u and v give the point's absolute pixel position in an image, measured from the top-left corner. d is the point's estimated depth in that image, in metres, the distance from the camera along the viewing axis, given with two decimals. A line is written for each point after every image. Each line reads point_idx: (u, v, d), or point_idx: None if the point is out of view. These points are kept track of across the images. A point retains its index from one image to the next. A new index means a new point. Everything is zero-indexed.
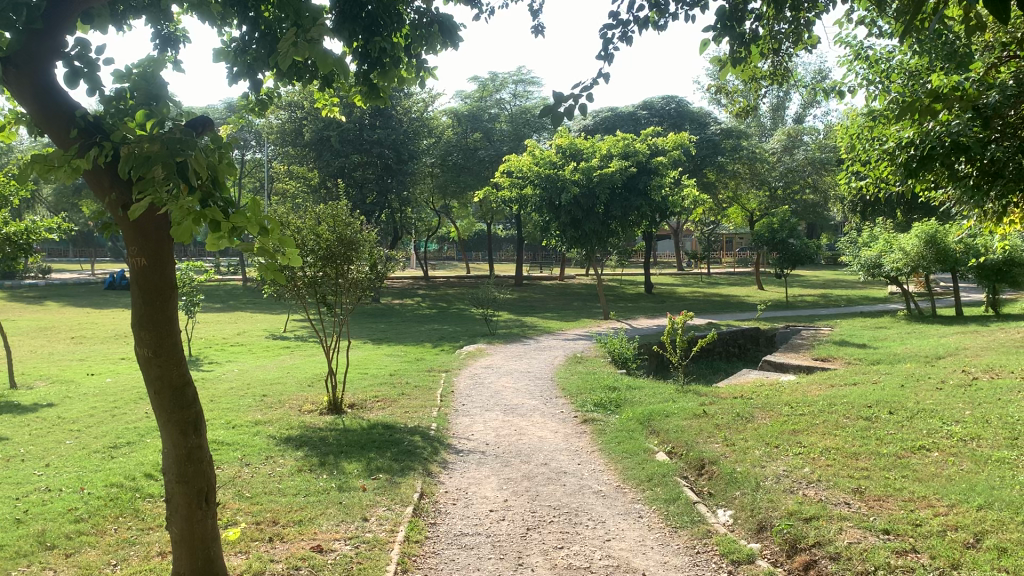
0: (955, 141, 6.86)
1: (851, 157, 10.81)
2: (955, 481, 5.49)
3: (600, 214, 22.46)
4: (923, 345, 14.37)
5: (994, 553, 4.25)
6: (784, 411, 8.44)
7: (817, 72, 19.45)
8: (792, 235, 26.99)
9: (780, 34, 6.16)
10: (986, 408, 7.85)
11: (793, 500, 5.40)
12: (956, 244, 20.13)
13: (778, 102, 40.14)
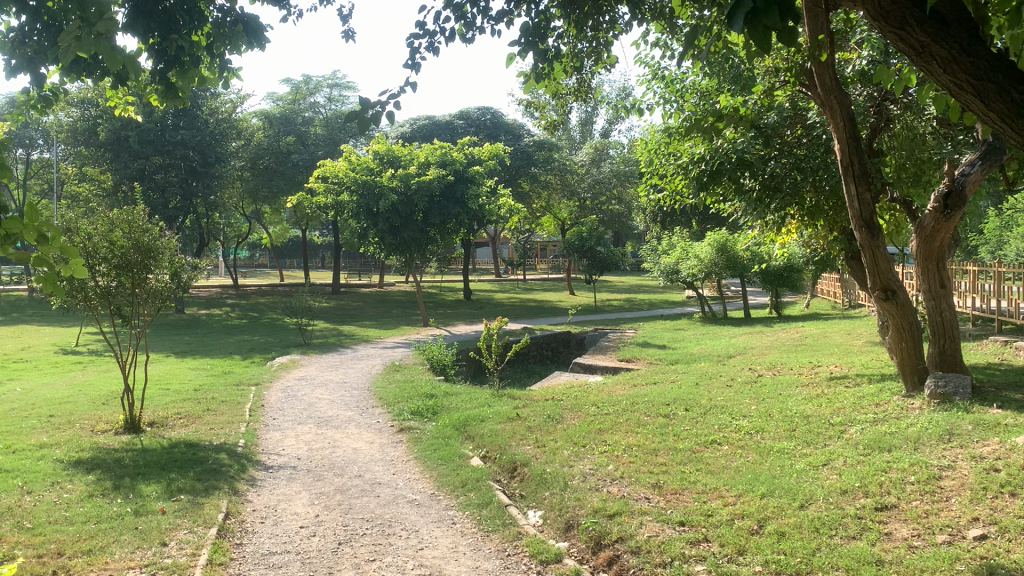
0: (741, 158, 8.98)
1: (649, 171, 11.53)
2: (741, 472, 5.93)
3: (418, 221, 22.49)
4: (716, 345, 15.43)
5: (774, 537, 4.62)
6: (591, 411, 8.79)
7: (621, 89, 20.50)
8: (600, 244, 28.20)
9: (582, 52, 6.42)
10: (769, 402, 8.53)
11: (597, 497, 5.63)
12: (744, 252, 21.82)
13: (586, 116, 41.89)
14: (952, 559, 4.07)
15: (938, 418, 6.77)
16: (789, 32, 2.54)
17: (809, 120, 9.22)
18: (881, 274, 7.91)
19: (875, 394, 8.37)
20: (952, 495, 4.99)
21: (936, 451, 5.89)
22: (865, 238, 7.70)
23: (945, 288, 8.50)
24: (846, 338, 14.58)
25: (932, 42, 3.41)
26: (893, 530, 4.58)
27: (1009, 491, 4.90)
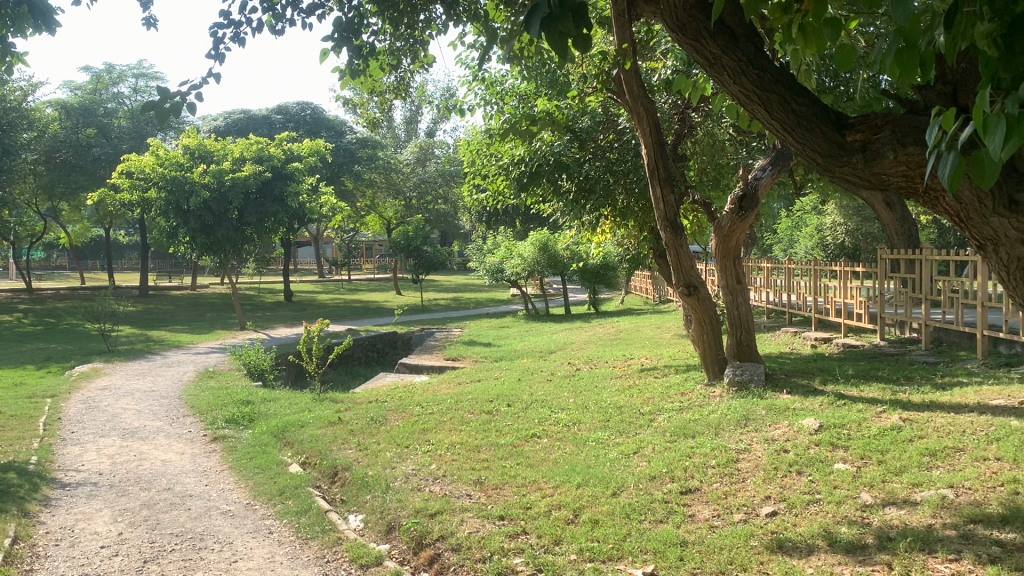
0: (558, 160, 9.30)
1: (470, 170, 11.67)
2: (558, 464, 6.11)
3: (234, 219, 21.57)
4: (538, 342, 15.83)
5: (588, 526, 4.79)
6: (414, 412, 8.77)
7: (446, 90, 20.60)
8: (425, 243, 28.19)
9: (399, 50, 6.40)
10: (585, 395, 8.85)
11: (419, 498, 5.62)
12: (564, 250, 22.50)
13: (410, 115, 41.80)
14: (748, 536, 4.38)
15: (736, 404, 7.27)
16: (581, 38, 2.64)
17: (620, 125, 9.65)
18: (683, 271, 8.41)
19: (680, 384, 8.89)
20: (747, 476, 5.37)
21: (734, 435, 6.32)
22: (669, 237, 8.16)
23: (741, 283, 9.17)
24: (658, 332, 15.38)
25: (722, 55, 3.72)
26: (696, 512, 4.87)
27: (796, 469, 5.35)
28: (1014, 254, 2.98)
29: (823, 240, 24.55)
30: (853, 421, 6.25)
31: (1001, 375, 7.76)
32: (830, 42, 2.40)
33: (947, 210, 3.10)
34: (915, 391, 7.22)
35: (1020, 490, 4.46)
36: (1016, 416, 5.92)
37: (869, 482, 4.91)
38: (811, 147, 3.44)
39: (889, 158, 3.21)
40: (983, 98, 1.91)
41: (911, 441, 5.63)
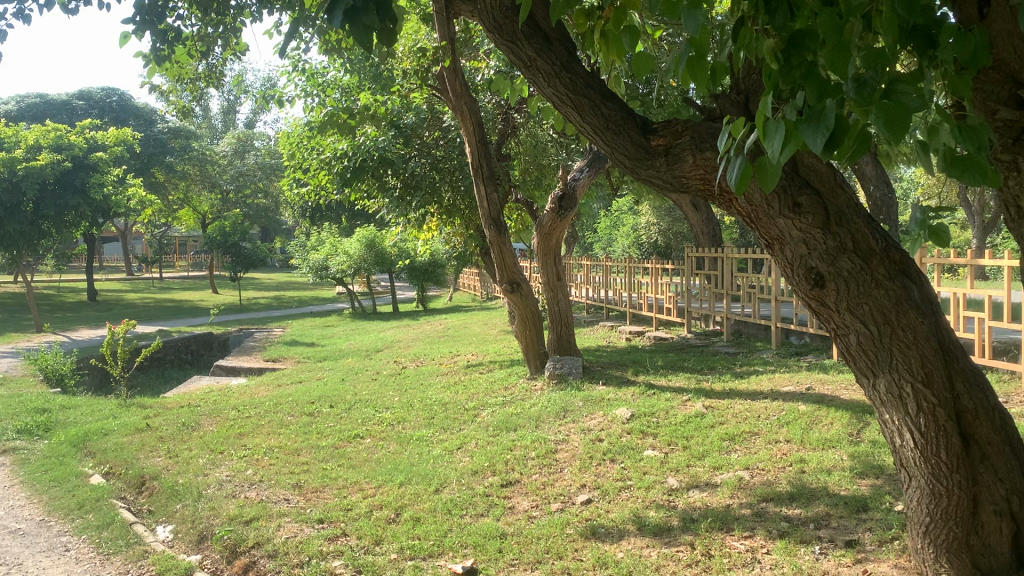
0: (383, 155, 9.23)
1: (291, 164, 11.33)
2: (381, 463, 6.06)
3: (28, 212, 19.82)
4: (363, 340, 15.61)
5: (409, 523, 4.78)
6: (230, 415, 8.41)
7: (265, 81, 19.89)
8: (244, 239, 27.08)
9: (210, 36, 6.11)
10: (410, 393, 8.82)
11: (234, 504, 5.40)
12: (390, 247, 22.32)
13: (228, 105, 40.03)
14: (563, 524, 4.51)
15: (555, 397, 7.50)
16: (387, 31, 2.63)
17: (444, 123, 9.70)
18: (507, 269, 8.56)
19: (504, 379, 9.04)
20: (564, 466, 5.54)
21: (553, 427, 6.50)
22: (493, 235, 8.27)
23: (560, 280, 9.46)
24: (483, 328, 15.59)
25: (536, 58, 3.80)
26: (516, 504, 4.98)
27: (610, 457, 5.58)
28: (797, 252, 3.25)
29: (638, 239, 25.82)
30: (662, 409, 6.60)
31: (792, 363, 8.44)
32: (630, 50, 2.49)
33: (740, 211, 3.33)
34: (718, 380, 7.72)
35: (805, 469, 4.87)
36: (803, 401, 6.46)
37: (676, 467, 5.20)
38: (618, 150, 3.59)
39: (689, 162, 3.42)
40: (764, 106, 2.02)
41: (713, 426, 6.02)
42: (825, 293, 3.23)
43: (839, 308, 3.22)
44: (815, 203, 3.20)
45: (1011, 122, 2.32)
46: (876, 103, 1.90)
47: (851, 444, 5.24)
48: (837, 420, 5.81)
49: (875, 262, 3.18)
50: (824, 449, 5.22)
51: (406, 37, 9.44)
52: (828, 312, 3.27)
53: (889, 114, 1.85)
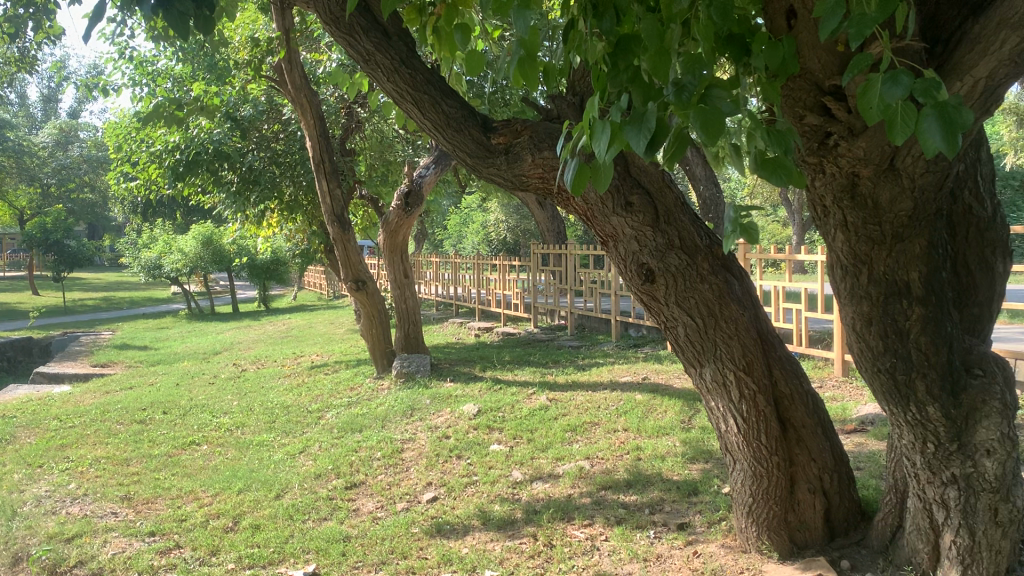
0: (219, 148, 8.90)
1: (117, 157, 10.69)
2: (218, 471, 5.82)
3: None
4: (201, 343, 14.92)
5: (248, 531, 4.60)
6: (51, 426, 7.83)
7: (89, 69, 18.64)
8: (68, 237, 25.27)
9: (20, 17, 5.65)
10: (250, 397, 8.52)
11: (53, 522, 5.01)
12: (229, 245, 21.46)
13: (49, 92, 37.27)
14: (408, 523, 4.48)
15: (401, 395, 7.45)
16: (207, 19, 2.54)
17: (284, 116, 9.47)
18: (351, 266, 8.41)
19: (349, 379, 8.87)
20: (410, 465, 5.51)
21: (399, 426, 6.46)
22: (337, 232, 8.12)
23: (408, 277, 9.44)
24: (329, 328, 15.27)
25: (376, 51, 3.70)
26: (360, 505, 4.90)
27: (456, 454, 5.59)
28: (630, 249, 3.36)
29: (487, 235, 26.07)
30: (507, 403, 6.69)
31: (630, 355, 8.77)
32: (461, 46, 2.47)
33: (575, 209, 3.40)
34: (561, 373, 7.92)
35: (641, 457, 5.07)
36: (640, 391, 6.73)
37: (520, 460, 5.28)
38: (459, 147, 3.59)
39: (528, 161, 3.49)
40: (592, 105, 2.06)
41: (556, 418, 6.16)
42: (655, 288, 3.36)
43: (668, 303, 3.36)
44: (645, 202, 3.33)
45: (816, 128, 2.47)
46: (695, 106, 1.98)
47: (683, 431, 5.50)
48: (670, 408, 6.09)
49: (700, 259, 3.36)
50: (658, 436, 5.46)
51: (242, 26, 9.29)
52: (659, 307, 3.41)
53: (706, 116, 1.93)
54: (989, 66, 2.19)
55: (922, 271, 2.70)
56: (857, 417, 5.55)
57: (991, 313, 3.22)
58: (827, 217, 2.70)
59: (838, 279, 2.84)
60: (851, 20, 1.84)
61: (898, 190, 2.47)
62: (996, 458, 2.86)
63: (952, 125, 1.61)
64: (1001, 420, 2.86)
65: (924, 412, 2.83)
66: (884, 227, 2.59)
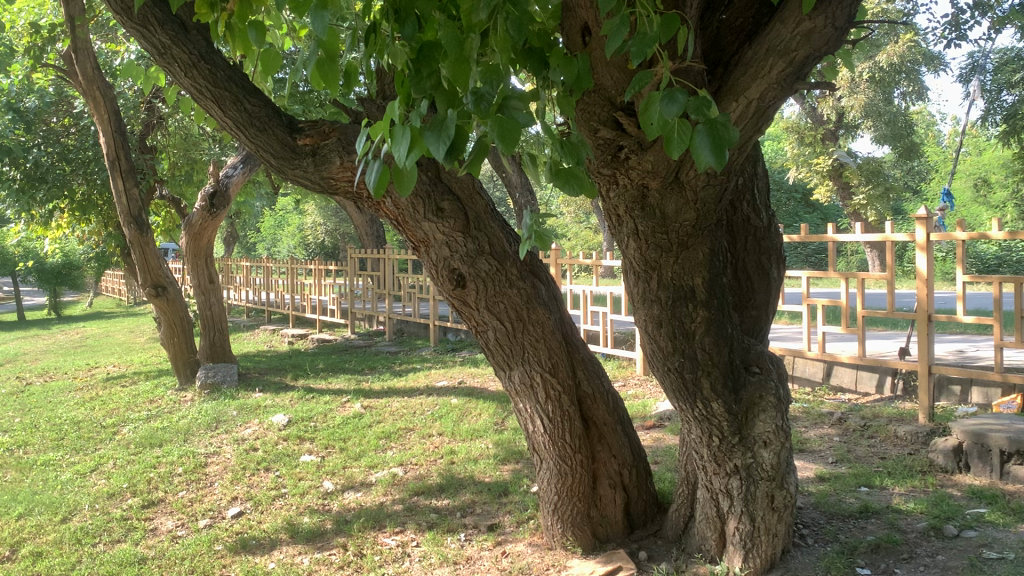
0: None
1: None
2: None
3: None
4: None
5: (29, 560, 4.22)
6: None
7: None
8: None
9: None
10: (35, 412, 7.83)
11: None
12: (13, 247, 19.61)
13: None
14: (211, 541, 4.27)
15: (206, 407, 7.10)
16: None
17: (76, 110, 8.85)
18: (151, 271, 7.93)
19: (149, 392, 8.34)
20: (214, 480, 5.26)
21: (203, 439, 6.15)
22: (133, 234, 7.63)
23: (212, 283, 9.06)
24: (128, 336, 14.31)
25: (172, 45, 3.53)
26: (158, 525, 4.62)
27: (264, 466, 5.39)
28: (440, 254, 3.37)
29: (304, 238, 25.44)
30: (319, 412, 6.54)
31: (447, 360, 8.82)
32: (255, 45, 2.38)
33: (386, 214, 3.35)
34: (376, 379, 7.84)
35: (454, 460, 5.12)
36: (454, 395, 6.78)
37: (331, 470, 5.17)
38: (263, 147, 3.46)
39: (336, 163, 3.41)
40: (391, 110, 2.03)
41: (370, 426, 6.09)
42: (465, 293, 3.38)
43: (478, 307, 3.40)
44: (456, 208, 3.36)
45: (609, 141, 2.56)
46: (492, 116, 2.00)
47: (496, 433, 5.60)
48: (484, 411, 6.18)
49: (509, 264, 3.44)
50: (472, 439, 5.52)
51: (25, 9, 8.41)
52: (468, 310, 3.43)
53: (504, 127, 1.95)
54: (761, 88, 2.37)
55: (706, 276, 2.90)
56: (657, 413, 5.87)
57: (768, 315, 3.51)
58: (620, 226, 2.83)
59: (632, 284, 2.97)
60: (635, 40, 1.94)
61: (683, 202, 2.64)
62: (772, 448, 3.12)
63: (722, 142, 1.73)
64: (776, 413, 3.13)
65: (709, 408, 3.05)
66: (672, 236, 2.75)
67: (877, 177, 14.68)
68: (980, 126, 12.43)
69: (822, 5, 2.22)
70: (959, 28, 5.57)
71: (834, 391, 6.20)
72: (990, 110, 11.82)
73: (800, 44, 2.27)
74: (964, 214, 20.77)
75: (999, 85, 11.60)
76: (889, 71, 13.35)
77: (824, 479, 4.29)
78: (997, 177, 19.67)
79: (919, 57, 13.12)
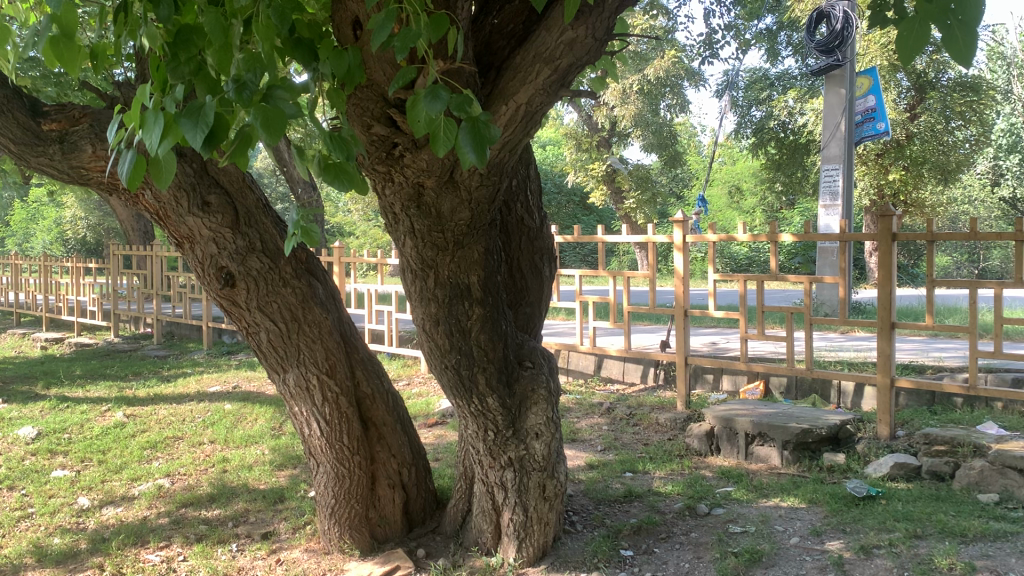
0: None
1: None
2: None
3: None
4: None
5: None
6: None
7: None
8: None
9: None
10: None
11: None
12: None
13: None
14: None
15: None
16: None
17: None
18: None
19: None
20: None
21: None
22: None
23: None
24: None
25: None
26: None
27: (7, 485, 4.86)
28: (207, 251, 3.19)
29: (61, 233, 23.27)
30: (75, 423, 6.00)
31: (221, 363, 8.40)
32: None
33: (146, 208, 3.12)
34: (142, 386, 7.31)
35: (226, 468, 4.88)
36: (228, 400, 6.47)
37: (87, 486, 4.75)
38: (1, 132, 3.11)
39: (87, 152, 3.13)
40: (142, 94, 1.85)
41: (133, 436, 5.67)
42: (235, 292, 3.22)
43: (249, 307, 3.25)
44: (224, 202, 3.19)
45: (383, 138, 2.52)
46: (255, 104, 1.88)
47: (272, 438, 5.41)
48: (261, 416, 5.95)
49: (282, 262, 3.32)
50: (246, 446, 5.30)
51: None
52: (238, 311, 3.27)
53: (267, 116, 1.83)
54: (529, 92, 2.44)
55: (481, 274, 2.95)
56: (439, 410, 5.91)
57: (541, 312, 3.65)
58: (396, 224, 2.80)
59: (409, 282, 2.96)
60: (402, 35, 1.92)
61: (458, 201, 2.66)
62: (543, 440, 3.25)
63: (483, 139, 1.77)
64: (547, 406, 3.26)
65: (484, 403, 3.12)
66: (447, 234, 2.77)
67: (646, 183, 15.69)
68: (733, 138, 13.62)
69: (583, 16, 2.32)
70: (712, 47, 6.08)
71: (604, 381, 6.56)
72: (741, 124, 13.08)
73: (563, 52, 2.37)
74: (720, 218, 22.73)
75: (749, 101, 12.85)
76: (656, 83, 14.30)
77: (593, 467, 4.52)
78: (747, 185, 21.70)
79: (682, 72, 14.16)
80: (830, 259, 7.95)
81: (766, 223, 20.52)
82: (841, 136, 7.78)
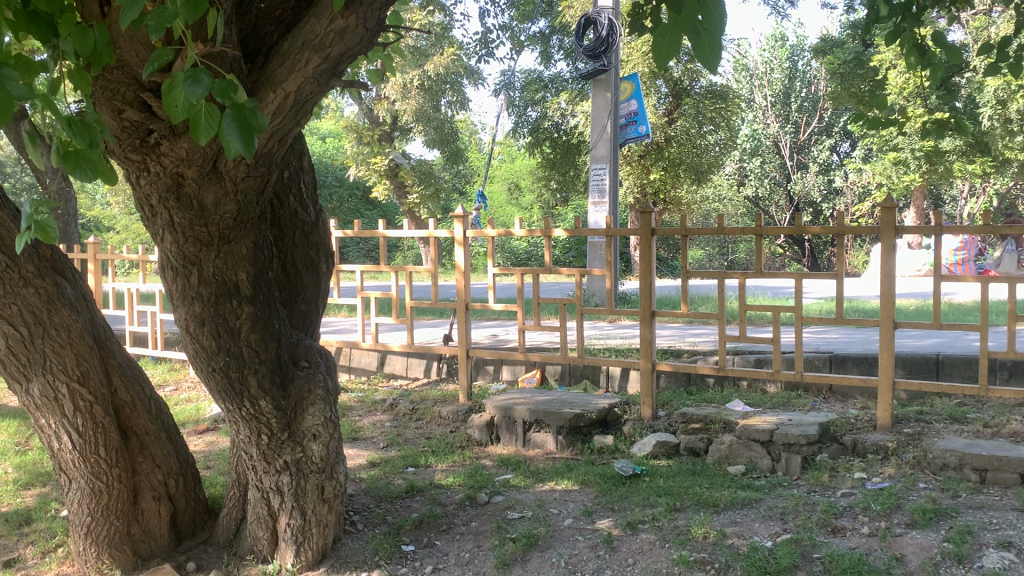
0: None
1: None
2: None
3: None
4: None
5: None
6: None
7: None
8: None
9: None
10: None
11: None
12: None
13: None
14: None
15: None
16: None
17: None
18: None
19: None
20: None
21: None
22: None
23: None
24: None
25: None
26: None
27: None
28: None
29: None
30: None
31: None
32: None
33: None
34: None
35: None
36: None
37: None
38: None
39: None
40: None
41: None
42: None
43: None
44: None
45: (137, 124, 2.33)
46: None
47: (17, 454, 4.89)
48: (3, 430, 5.35)
49: (23, 261, 2.99)
50: None
51: None
52: None
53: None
54: (297, 81, 2.35)
55: (249, 271, 2.82)
56: (210, 415, 5.60)
57: (318, 309, 3.55)
58: (154, 218, 2.61)
59: (170, 281, 2.77)
60: (154, 14, 1.77)
61: (222, 193, 2.52)
62: (321, 440, 3.18)
63: (249, 130, 1.68)
64: (324, 406, 3.19)
65: (257, 406, 3.00)
66: (211, 229, 2.62)
67: (428, 178, 15.74)
68: (511, 137, 13.99)
69: (353, 5, 2.28)
70: (488, 46, 6.21)
71: (387, 377, 6.52)
72: (518, 123, 13.47)
73: (333, 41, 2.31)
74: (500, 214, 23.29)
75: (525, 101, 13.25)
76: (436, 80, 14.36)
77: (375, 464, 4.48)
78: (525, 182, 22.40)
79: (461, 70, 14.30)
80: (599, 254, 8.41)
81: (543, 219, 21.32)
82: (606, 137, 8.25)
